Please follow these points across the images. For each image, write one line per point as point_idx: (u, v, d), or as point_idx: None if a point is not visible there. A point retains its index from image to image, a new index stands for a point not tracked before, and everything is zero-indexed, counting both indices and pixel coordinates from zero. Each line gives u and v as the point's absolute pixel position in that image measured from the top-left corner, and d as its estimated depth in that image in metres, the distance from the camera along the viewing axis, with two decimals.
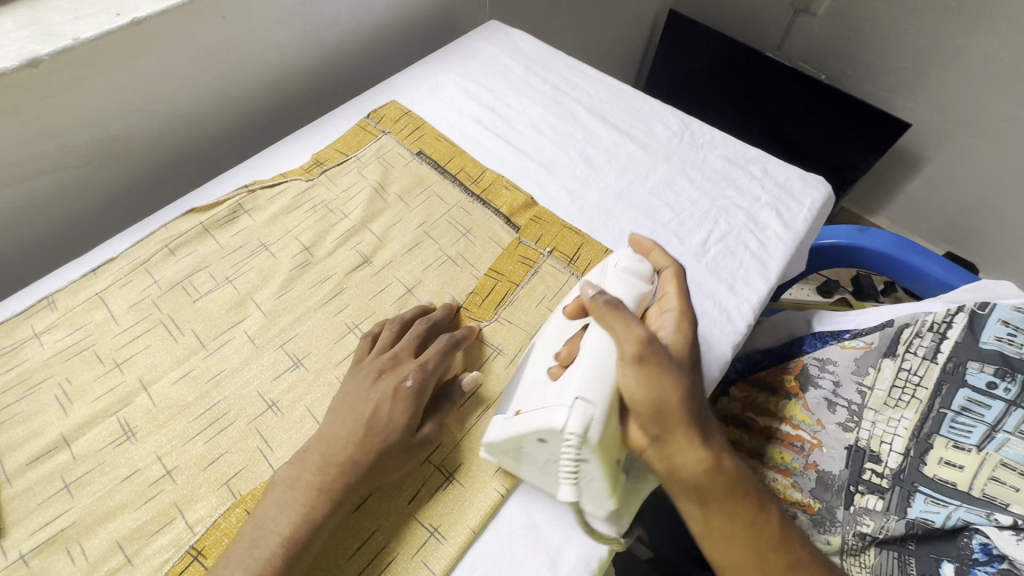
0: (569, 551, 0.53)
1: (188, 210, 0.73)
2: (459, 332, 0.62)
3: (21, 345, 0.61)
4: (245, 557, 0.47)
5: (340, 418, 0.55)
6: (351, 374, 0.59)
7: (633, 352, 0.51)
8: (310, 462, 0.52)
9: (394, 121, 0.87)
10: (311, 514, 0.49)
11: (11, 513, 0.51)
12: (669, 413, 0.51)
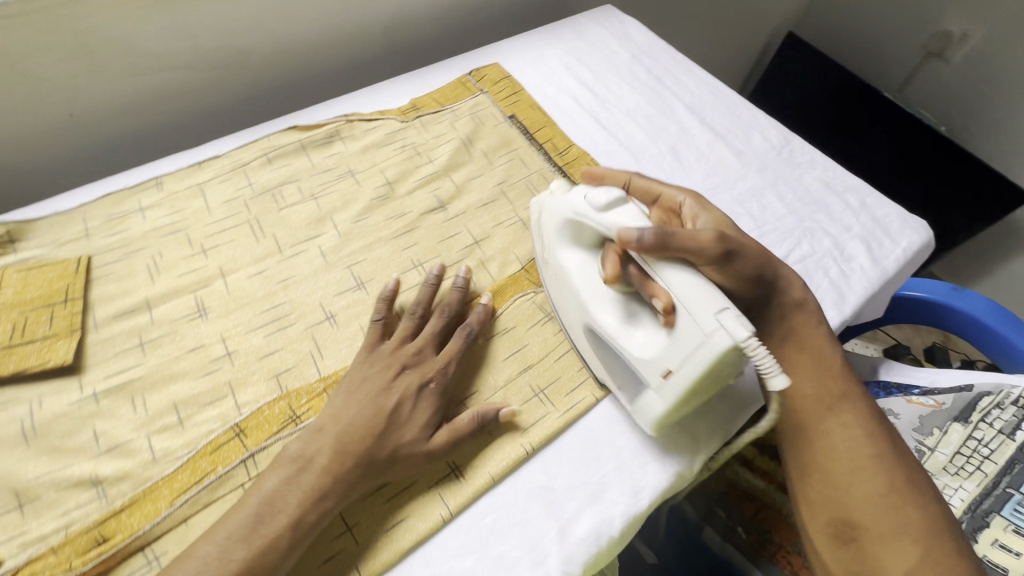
0: (581, 523, 0.53)
1: (290, 127, 0.77)
2: (476, 327, 0.61)
3: (128, 214, 0.67)
4: (245, 531, 0.46)
5: (355, 405, 0.53)
6: (365, 361, 0.56)
7: (716, 251, 0.53)
8: (322, 444, 0.51)
9: (494, 83, 0.88)
10: (320, 499, 0.48)
11: (93, 355, 0.57)
12: (766, 278, 0.58)
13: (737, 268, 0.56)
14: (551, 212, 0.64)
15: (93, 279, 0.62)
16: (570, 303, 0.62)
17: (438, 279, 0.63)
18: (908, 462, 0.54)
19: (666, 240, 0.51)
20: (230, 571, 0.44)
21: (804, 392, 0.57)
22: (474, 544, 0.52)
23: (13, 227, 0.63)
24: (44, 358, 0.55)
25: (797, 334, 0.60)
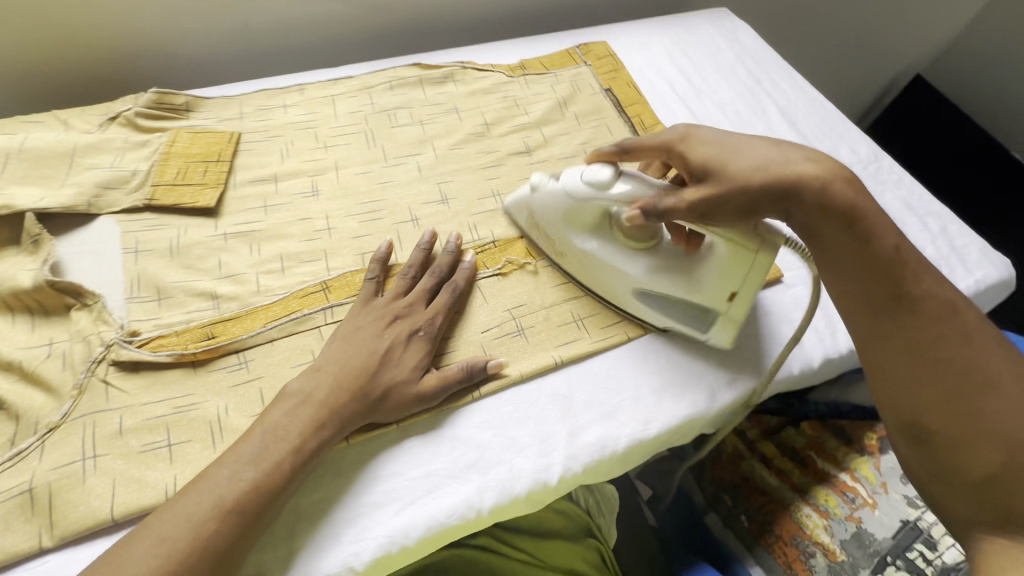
0: (589, 432, 0.59)
1: (414, 64, 0.88)
2: (462, 285, 0.65)
3: (273, 108, 0.81)
4: (252, 455, 0.49)
5: (349, 348, 0.57)
6: (360, 312, 0.60)
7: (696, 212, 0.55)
8: (324, 379, 0.55)
9: (598, 58, 0.95)
10: (320, 429, 0.52)
11: (228, 206, 0.70)
12: (772, 188, 0.52)
13: (730, 209, 0.54)
14: (543, 208, 0.68)
15: (239, 150, 0.76)
16: (601, 275, 0.67)
17: (430, 245, 0.67)
18: (993, 364, 0.50)
19: (664, 207, 0.57)
20: (242, 488, 0.47)
21: (869, 295, 0.53)
22: (494, 423, 0.59)
23: (190, 100, 0.79)
24: (195, 199, 0.69)
25: (857, 224, 0.52)
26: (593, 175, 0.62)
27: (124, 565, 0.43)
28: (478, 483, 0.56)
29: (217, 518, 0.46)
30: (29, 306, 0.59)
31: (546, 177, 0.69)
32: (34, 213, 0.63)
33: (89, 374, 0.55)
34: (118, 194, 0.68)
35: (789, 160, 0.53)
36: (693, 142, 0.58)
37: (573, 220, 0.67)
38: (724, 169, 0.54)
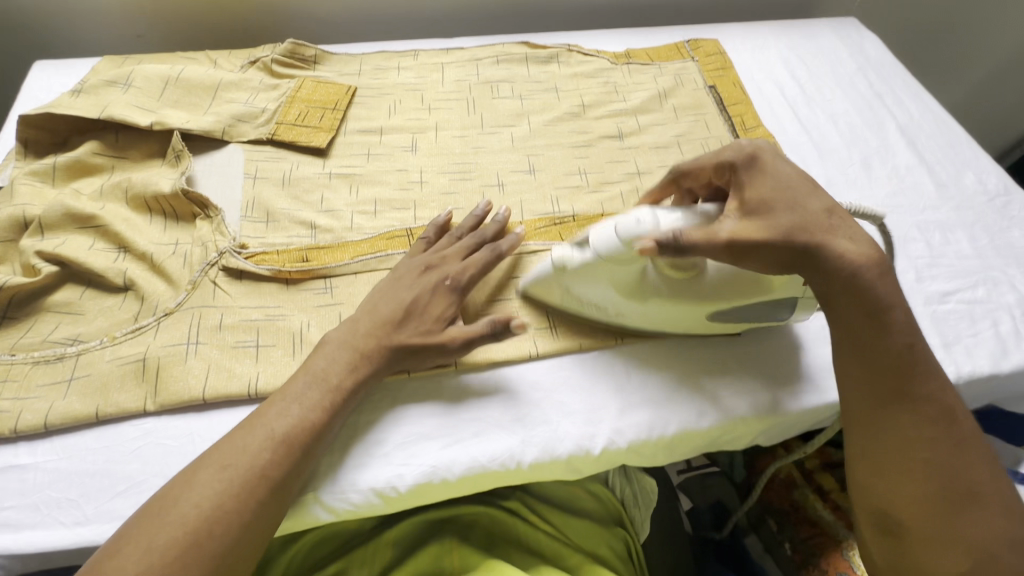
0: (638, 413, 0.59)
1: (523, 43, 0.92)
2: (504, 250, 0.63)
3: (389, 69, 0.87)
4: (300, 396, 0.53)
5: (383, 299, 0.59)
6: (402, 263, 0.63)
7: (732, 250, 0.53)
8: (359, 327, 0.58)
9: (706, 55, 0.94)
10: (357, 373, 0.55)
11: (337, 150, 0.77)
12: (802, 242, 0.52)
13: (760, 256, 0.53)
14: (577, 282, 0.60)
15: (353, 102, 0.82)
16: (668, 314, 0.60)
17: (484, 214, 0.67)
18: (980, 472, 0.48)
19: (690, 240, 0.52)
20: (290, 422, 0.51)
21: (878, 382, 0.50)
22: (546, 384, 0.60)
23: (318, 54, 0.86)
24: (309, 140, 0.76)
25: (879, 315, 0.51)
26: (633, 230, 0.54)
27: (190, 485, 0.47)
28: (522, 435, 0.57)
29: (275, 449, 0.50)
30: (165, 210, 0.68)
31: (568, 246, 0.60)
32: (180, 132, 0.72)
33: (202, 274, 0.63)
34: (247, 126, 0.76)
35: (834, 224, 0.53)
36: (762, 171, 0.55)
37: (616, 285, 0.58)
38: (777, 211, 0.53)
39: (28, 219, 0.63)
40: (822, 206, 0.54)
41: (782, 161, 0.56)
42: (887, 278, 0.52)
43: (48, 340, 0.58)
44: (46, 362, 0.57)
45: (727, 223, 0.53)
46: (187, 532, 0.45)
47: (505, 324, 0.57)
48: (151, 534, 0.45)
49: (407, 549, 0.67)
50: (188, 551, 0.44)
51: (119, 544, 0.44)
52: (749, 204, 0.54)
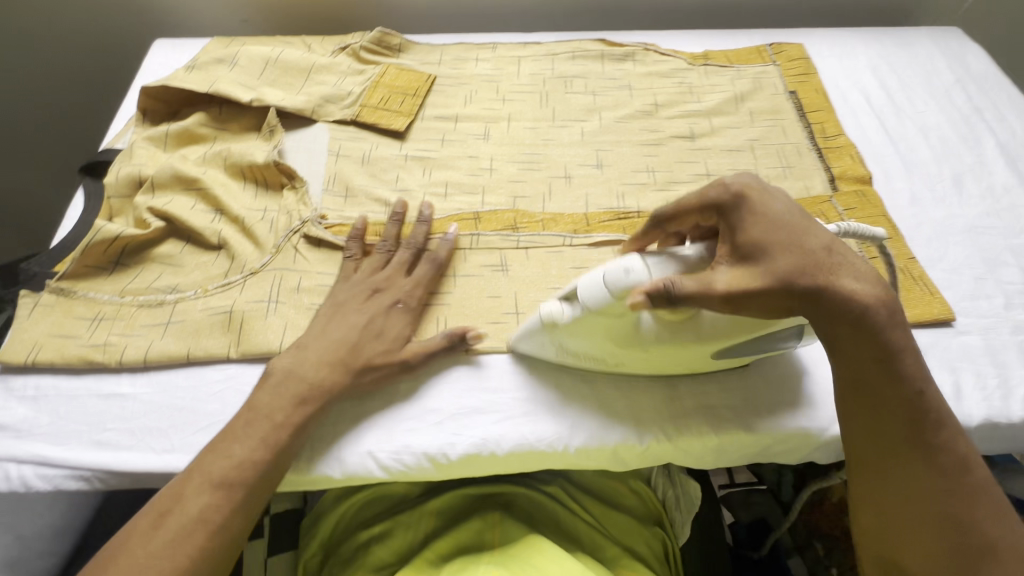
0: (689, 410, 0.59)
1: (600, 40, 0.92)
2: (442, 259, 0.67)
3: (467, 60, 0.90)
4: (277, 398, 0.55)
5: (333, 329, 0.60)
6: (343, 286, 0.64)
7: (734, 300, 0.47)
8: (319, 346, 0.59)
9: (789, 59, 0.91)
10: (330, 380, 0.57)
11: (414, 133, 0.80)
12: (806, 286, 0.47)
13: (762, 303, 0.48)
14: (569, 336, 0.56)
15: (432, 90, 0.86)
16: (668, 355, 0.55)
17: (402, 216, 0.68)
18: (990, 518, 0.49)
19: (684, 293, 0.47)
20: (284, 415, 0.55)
21: (886, 437, 0.50)
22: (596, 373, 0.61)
23: (402, 43, 0.91)
24: (389, 123, 0.80)
25: (894, 365, 0.49)
26: (621, 280, 0.50)
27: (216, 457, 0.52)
28: (572, 420, 0.59)
29: (273, 441, 0.53)
30: (256, 179, 0.74)
31: (556, 301, 0.56)
32: (275, 109, 0.78)
33: (286, 240, 0.68)
34: (334, 107, 0.81)
35: (842, 263, 0.48)
36: (756, 211, 0.50)
37: (609, 335, 0.54)
38: (774, 252, 0.48)
39: (143, 178, 0.71)
40: (823, 242, 0.49)
41: (775, 198, 0.51)
42: (898, 323, 0.49)
43: (152, 287, 0.65)
44: (149, 306, 0.64)
45: (721, 272, 0.48)
46: (214, 495, 0.51)
47: (461, 336, 0.61)
48: (199, 493, 0.51)
49: (449, 519, 0.70)
50: (206, 519, 0.50)
51: (172, 503, 0.50)
52: (742, 246, 0.49)
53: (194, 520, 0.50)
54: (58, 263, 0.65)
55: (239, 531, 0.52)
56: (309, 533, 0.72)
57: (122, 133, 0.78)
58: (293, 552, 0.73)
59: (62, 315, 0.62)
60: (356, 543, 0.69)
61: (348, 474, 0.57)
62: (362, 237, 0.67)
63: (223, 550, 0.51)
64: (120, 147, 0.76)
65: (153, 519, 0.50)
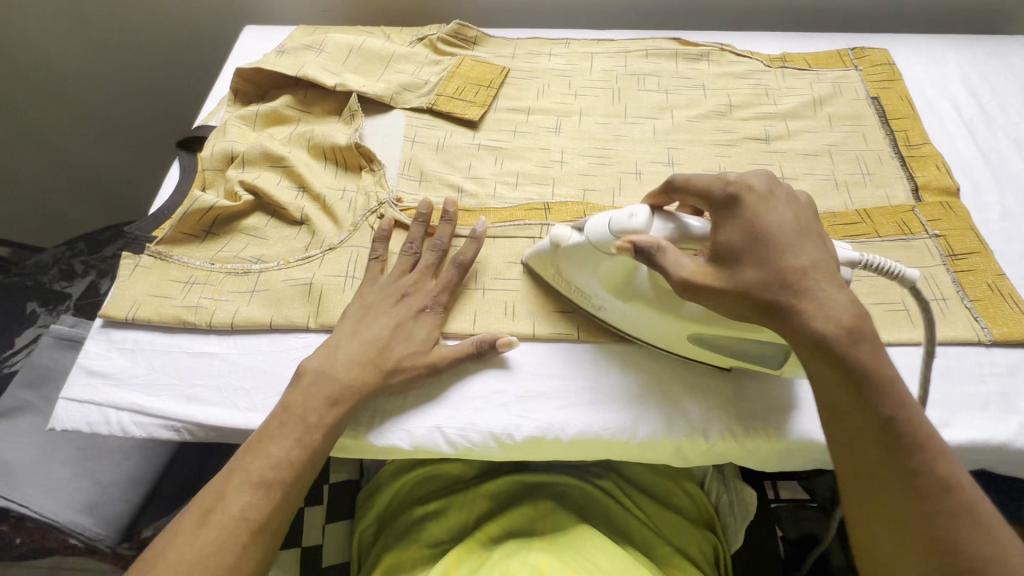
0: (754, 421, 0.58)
1: (675, 40, 0.92)
2: (470, 260, 0.65)
3: (541, 54, 0.91)
4: (313, 396, 0.56)
5: (364, 329, 0.61)
6: (369, 291, 0.63)
7: (692, 286, 0.50)
8: (350, 347, 0.59)
9: (872, 65, 0.88)
10: (365, 382, 0.57)
11: (487, 124, 0.82)
12: (766, 299, 0.48)
13: (714, 301, 0.50)
14: (568, 265, 0.60)
15: (505, 82, 0.87)
16: (651, 324, 0.58)
17: (428, 217, 0.67)
18: (985, 556, 0.41)
19: (662, 261, 0.51)
20: (323, 418, 0.56)
21: (853, 452, 0.46)
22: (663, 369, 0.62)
23: (478, 35, 0.93)
24: (464, 113, 0.82)
25: (863, 386, 0.45)
26: (625, 224, 0.54)
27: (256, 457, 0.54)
28: (639, 413, 0.59)
29: (312, 441, 0.55)
30: (337, 160, 0.77)
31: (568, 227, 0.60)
32: (356, 94, 0.81)
33: (364, 219, 0.71)
34: (411, 96, 0.84)
35: (815, 284, 0.47)
36: (745, 217, 0.50)
37: (604, 274, 0.58)
38: (748, 261, 0.49)
39: (234, 154, 0.75)
40: (800, 262, 0.48)
41: (775, 209, 0.51)
42: (867, 343, 0.45)
43: (239, 256, 0.69)
44: (235, 273, 0.67)
45: (688, 261, 0.51)
46: (255, 492, 0.52)
47: (491, 342, 0.60)
48: (243, 491, 0.52)
49: (501, 503, 0.72)
50: (249, 518, 0.51)
51: (216, 502, 0.52)
52: (720, 245, 0.51)
53: (235, 519, 0.51)
54: (156, 228, 0.70)
55: (276, 529, 0.53)
56: (366, 504, 0.75)
57: (215, 111, 0.83)
58: (347, 522, 0.76)
59: (158, 277, 0.66)
60: (410, 518, 0.71)
61: (418, 447, 0.58)
62: (386, 238, 0.67)
63: (265, 547, 0.52)
64: (213, 124, 0.81)
65: (197, 519, 0.51)
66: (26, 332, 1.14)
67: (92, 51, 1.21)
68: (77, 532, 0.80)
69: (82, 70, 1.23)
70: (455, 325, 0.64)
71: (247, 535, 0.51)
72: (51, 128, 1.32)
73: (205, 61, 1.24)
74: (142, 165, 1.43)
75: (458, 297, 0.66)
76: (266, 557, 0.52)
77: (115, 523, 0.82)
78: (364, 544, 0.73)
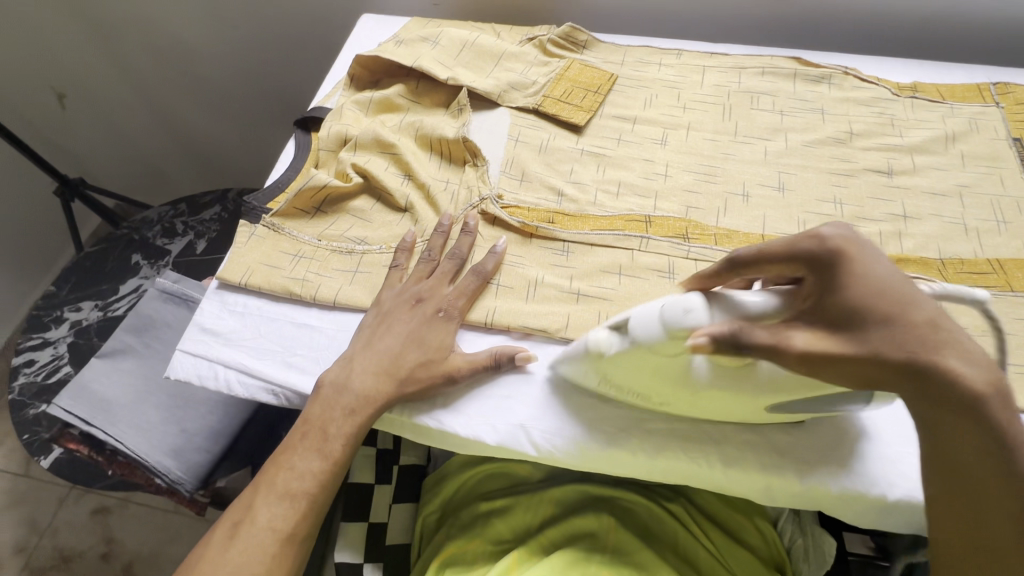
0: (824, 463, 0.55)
1: (795, 58, 0.88)
2: (488, 270, 0.66)
3: (650, 64, 0.89)
4: (329, 410, 0.59)
5: (379, 340, 0.62)
6: (388, 297, 0.65)
7: (810, 359, 0.43)
8: (365, 358, 0.60)
9: (1016, 103, 0.81)
10: (378, 393, 0.59)
11: (591, 130, 0.81)
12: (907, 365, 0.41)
13: (838, 373, 0.43)
14: (614, 368, 0.53)
15: (613, 89, 0.86)
16: (725, 404, 0.53)
17: (448, 228, 0.70)
18: None
19: (755, 339, 0.43)
20: (337, 431, 0.58)
21: (993, 530, 0.43)
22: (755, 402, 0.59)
23: (588, 40, 0.92)
24: (570, 116, 0.81)
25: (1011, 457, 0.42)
26: (680, 319, 0.46)
27: (284, 469, 0.58)
28: (727, 445, 0.56)
29: (335, 457, 0.58)
30: (442, 152, 0.78)
31: (602, 330, 0.52)
32: (466, 89, 0.82)
33: (465, 212, 0.72)
34: (518, 95, 0.84)
35: (953, 342, 0.42)
36: (850, 271, 0.44)
37: (662, 376, 0.51)
38: (870, 321, 0.42)
39: (347, 137, 0.78)
40: (930, 313, 0.42)
41: (878, 256, 0.46)
42: (1014, 409, 0.42)
43: (344, 235, 0.71)
44: (340, 252, 0.70)
45: (799, 331, 0.44)
46: (284, 501, 0.57)
47: (509, 356, 0.60)
48: (269, 502, 0.57)
49: (564, 510, 0.71)
50: (282, 530, 0.56)
51: (244, 514, 0.57)
52: (829, 306, 0.44)
53: (264, 529, 0.56)
54: (271, 201, 0.74)
55: (304, 537, 0.58)
56: (433, 489, 0.78)
57: (331, 94, 0.87)
58: (410, 505, 0.79)
59: (270, 247, 0.70)
60: (474, 512, 0.73)
61: (503, 444, 0.58)
62: (409, 249, 0.68)
63: (294, 553, 0.57)
64: (329, 107, 0.84)
65: (228, 531, 0.57)
66: (129, 280, 1.25)
67: (211, 26, 1.26)
68: (163, 473, 0.85)
69: (200, 43, 1.30)
70: (512, 318, 0.64)
71: (277, 542, 0.56)
72: (167, 96, 1.44)
73: (314, 47, 1.28)
74: (245, 137, 1.54)
75: (553, 300, 0.65)
76: (296, 561, 0.57)
77: (195, 470, 0.88)
78: (427, 528, 0.76)
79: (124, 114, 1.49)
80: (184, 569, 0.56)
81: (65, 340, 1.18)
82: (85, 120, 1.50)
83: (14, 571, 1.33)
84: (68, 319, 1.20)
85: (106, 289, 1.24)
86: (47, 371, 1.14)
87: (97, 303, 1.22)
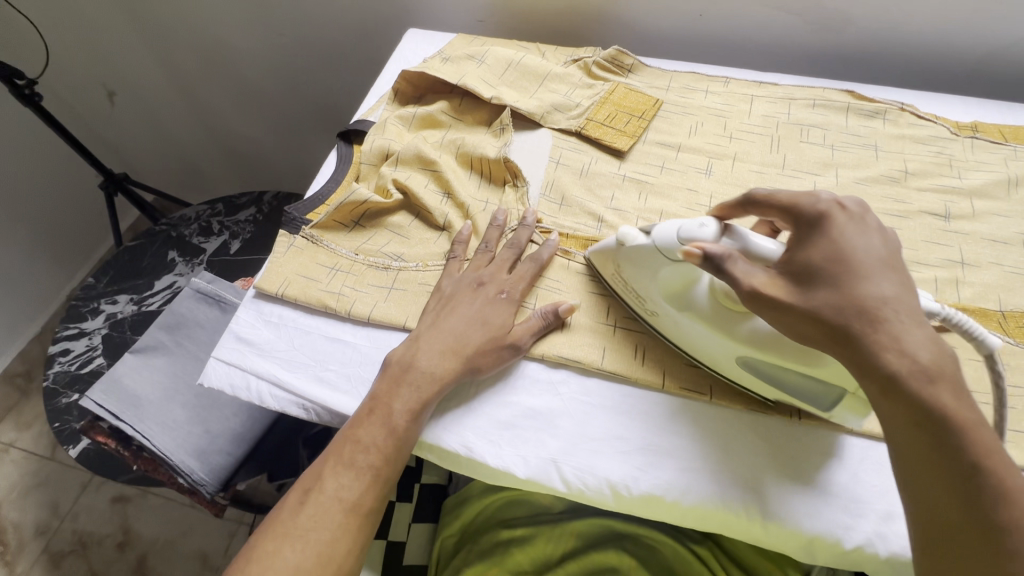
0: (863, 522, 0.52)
1: (847, 91, 0.85)
2: (543, 259, 0.67)
3: (696, 90, 0.88)
4: (400, 387, 0.58)
5: (444, 321, 0.62)
6: (451, 279, 0.66)
7: (753, 293, 0.48)
8: (434, 341, 0.60)
9: None
10: (450, 371, 0.59)
11: (634, 155, 0.80)
12: (834, 314, 0.44)
13: (772, 316, 0.48)
14: (630, 264, 0.60)
15: (658, 114, 0.85)
16: (702, 340, 0.57)
17: (503, 222, 0.70)
18: None
19: (733, 268, 0.49)
20: (407, 406, 0.57)
21: (920, 498, 0.40)
22: (799, 453, 0.56)
23: (634, 63, 0.91)
24: (612, 141, 0.80)
25: (951, 431, 0.39)
26: (694, 232, 0.53)
27: (352, 442, 0.56)
28: (771, 487, 0.54)
29: (394, 433, 0.56)
30: (481, 171, 0.78)
31: (635, 229, 0.60)
32: (510, 108, 0.82)
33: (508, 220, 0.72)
34: (561, 116, 0.84)
35: (894, 319, 0.42)
36: (827, 233, 0.48)
37: (663, 282, 0.58)
38: (819, 279, 0.46)
39: (390, 152, 0.78)
40: (883, 290, 0.44)
41: (867, 235, 0.47)
42: (946, 387, 0.40)
43: (381, 250, 0.71)
44: (376, 268, 0.70)
45: (760, 271, 0.49)
46: (352, 474, 0.55)
47: (555, 313, 0.63)
48: (337, 472, 0.55)
49: (586, 544, 0.70)
50: (349, 502, 0.54)
51: (313, 482, 0.55)
52: (799, 263, 0.48)
53: (332, 498, 0.54)
54: (311, 212, 0.74)
55: (370, 511, 0.56)
56: (452, 512, 0.78)
57: (375, 107, 0.88)
58: (430, 526, 0.79)
59: (308, 258, 0.70)
60: (494, 539, 0.72)
61: (533, 479, 0.56)
62: (466, 241, 0.69)
63: (360, 526, 0.55)
64: (372, 120, 0.85)
65: (299, 497, 0.55)
66: (164, 277, 1.27)
67: (256, 32, 1.28)
68: (186, 473, 0.86)
69: (246, 48, 1.33)
70: (546, 348, 0.62)
71: (344, 513, 0.54)
72: (211, 96, 1.47)
73: (356, 56, 1.29)
74: (283, 140, 1.57)
75: (587, 328, 0.64)
76: (362, 537, 0.55)
77: (218, 472, 0.88)
78: (445, 552, 0.75)
79: (168, 113, 1.53)
80: (248, 544, 0.53)
81: (100, 331, 1.20)
82: (132, 116, 1.55)
83: (34, 553, 1.36)
84: (104, 311, 1.23)
85: (142, 284, 1.27)
86: (81, 360, 1.17)
87: (132, 297, 1.25)
